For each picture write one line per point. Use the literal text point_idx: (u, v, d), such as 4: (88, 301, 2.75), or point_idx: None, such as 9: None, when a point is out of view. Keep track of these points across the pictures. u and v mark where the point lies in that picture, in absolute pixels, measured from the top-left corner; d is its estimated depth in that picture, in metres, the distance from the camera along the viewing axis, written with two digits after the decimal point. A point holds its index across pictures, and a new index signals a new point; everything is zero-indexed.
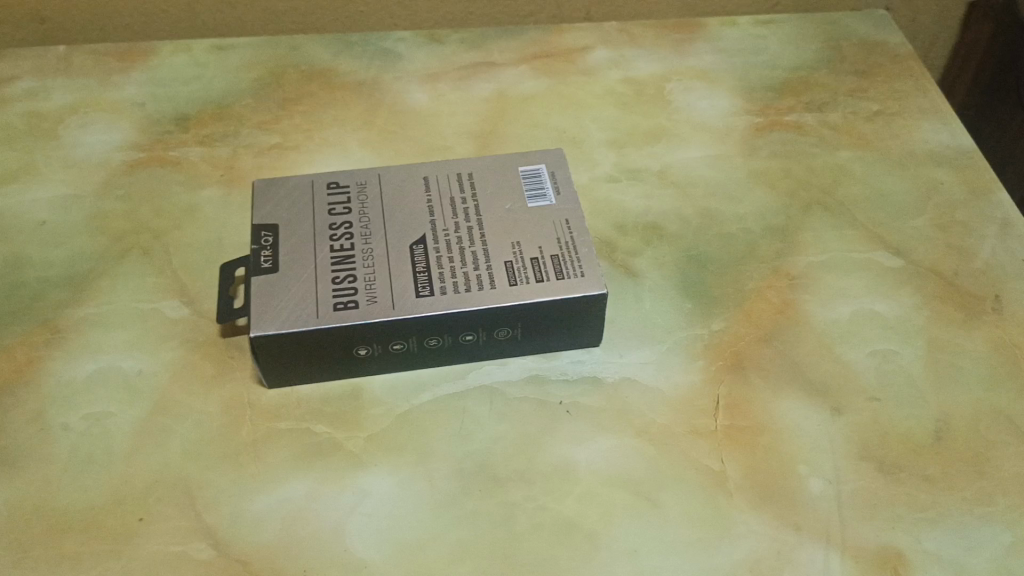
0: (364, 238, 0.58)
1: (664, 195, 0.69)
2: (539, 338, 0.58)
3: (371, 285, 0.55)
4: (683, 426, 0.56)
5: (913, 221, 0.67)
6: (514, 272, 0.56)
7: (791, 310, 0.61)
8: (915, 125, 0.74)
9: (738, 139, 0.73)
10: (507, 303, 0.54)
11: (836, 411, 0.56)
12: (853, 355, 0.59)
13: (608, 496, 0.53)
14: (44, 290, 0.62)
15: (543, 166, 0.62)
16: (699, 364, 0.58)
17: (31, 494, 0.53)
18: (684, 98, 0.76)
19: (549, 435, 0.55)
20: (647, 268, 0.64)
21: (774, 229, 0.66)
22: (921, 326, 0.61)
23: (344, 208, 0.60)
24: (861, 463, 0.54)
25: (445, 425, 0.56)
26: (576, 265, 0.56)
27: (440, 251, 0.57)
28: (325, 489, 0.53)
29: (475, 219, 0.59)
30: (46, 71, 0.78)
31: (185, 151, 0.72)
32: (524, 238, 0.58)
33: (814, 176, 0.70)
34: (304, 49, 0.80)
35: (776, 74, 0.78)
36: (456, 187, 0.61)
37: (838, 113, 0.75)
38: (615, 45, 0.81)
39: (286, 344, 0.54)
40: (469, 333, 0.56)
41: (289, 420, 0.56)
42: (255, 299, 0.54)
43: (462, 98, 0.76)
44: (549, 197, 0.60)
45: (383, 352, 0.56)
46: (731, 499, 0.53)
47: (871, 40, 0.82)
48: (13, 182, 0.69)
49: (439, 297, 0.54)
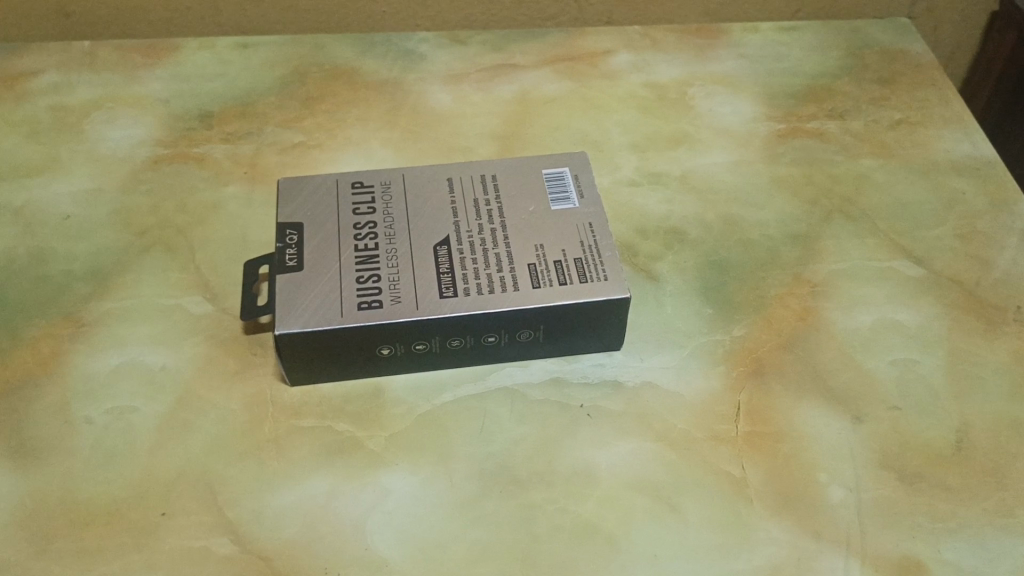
0: (388, 238, 0.58)
1: (686, 199, 0.69)
2: (560, 341, 0.58)
3: (395, 285, 0.55)
4: (704, 431, 0.56)
5: (935, 230, 0.67)
6: (538, 274, 0.56)
7: (812, 317, 0.61)
8: (937, 134, 0.74)
9: (760, 145, 0.73)
10: (531, 306, 0.54)
11: (856, 419, 0.56)
12: (874, 364, 0.59)
13: (628, 499, 0.53)
14: (68, 284, 0.62)
15: (566, 169, 0.63)
16: (720, 370, 0.59)
17: (54, 486, 0.53)
18: (706, 103, 0.76)
19: (569, 437, 0.56)
20: (668, 273, 0.64)
21: (795, 236, 0.66)
22: (942, 336, 0.61)
23: (368, 208, 0.60)
24: (882, 472, 0.54)
25: (466, 426, 0.56)
26: (600, 269, 0.56)
27: (464, 253, 0.57)
28: (346, 487, 0.53)
29: (499, 221, 0.59)
30: (71, 65, 0.78)
31: (209, 147, 0.72)
32: (547, 241, 0.58)
33: (836, 183, 0.70)
34: (327, 48, 0.80)
35: (799, 80, 0.78)
36: (480, 189, 0.61)
37: (860, 121, 0.75)
38: (637, 49, 0.81)
39: (310, 343, 0.54)
40: (492, 335, 0.56)
41: (311, 417, 0.56)
42: (280, 297, 0.54)
43: (484, 99, 0.77)
44: (573, 199, 0.61)
45: (405, 352, 0.56)
46: (751, 506, 0.53)
47: (893, 48, 0.82)
48: (38, 176, 0.70)
49: (462, 299, 0.55)
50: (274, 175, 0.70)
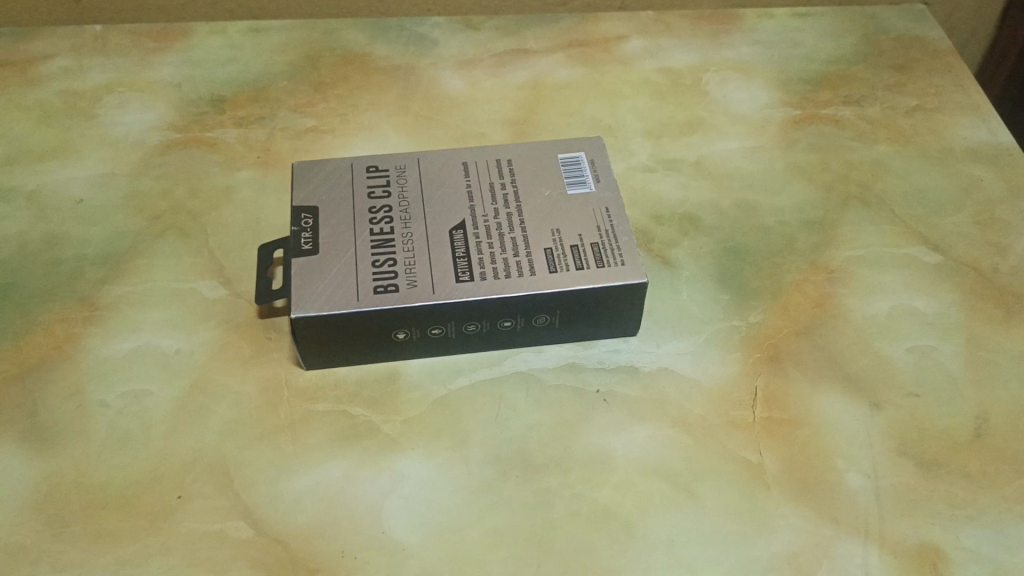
0: (404, 223, 0.58)
1: (701, 185, 0.68)
2: (576, 327, 0.57)
3: (411, 269, 0.55)
4: (721, 417, 0.56)
5: (952, 217, 0.67)
6: (554, 259, 0.56)
7: (829, 304, 0.61)
8: (954, 121, 0.74)
9: (776, 131, 0.72)
10: (548, 291, 0.54)
11: (874, 406, 0.56)
12: (892, 351, 0.59)
13: (644, 485, 0.53)
14: (82, 268, 0.62)
15: (582, 154, 0.62)
16: (737, 356, 0.58)
17: (70, 469, 0.53)
18: (721, 89, 0.76)
19: (585, 423, 0.55)
20: (684, 259, 0.64)
21: (812, 222, 0.66)
22: (960, 323, 0.60)
23: (383, 191, 0.60)
24: (900, 458, 0.54)
25: (482, 411, 0.56)
26: (616, 254, 0.56)
27: (479, 237, 0.57)
28: (362, 471, 0.53)
29: (515, 206, 0.59)
30: (82, 50, 0.78)
31: (221, 132, 0.72)
32: (564, 226, 0.58)
33: (851, 170, 0.70)
34: (339, 33, 0.80)
35: (814, 67, 0.78)
36: (496, 173, 0.61)
37: (876, 107, 0.75)
38: (651, 35, 0.81)
39: (326, 327, 0.54)
40: (508, 320, 0.56)
41: (327, 402, 0.56)
42: (296, 281, 0.54)
43: (497, 85, 0.76)
44: (589, 184, 0.60)
45: (421, 336, 0.56)
46: (769, 492, 0.53)
47: (908, 35, 0.81)
48: (50, 160, 0.69)
49: (478, 283, 0.54)
50: (287, 160, 0.70)
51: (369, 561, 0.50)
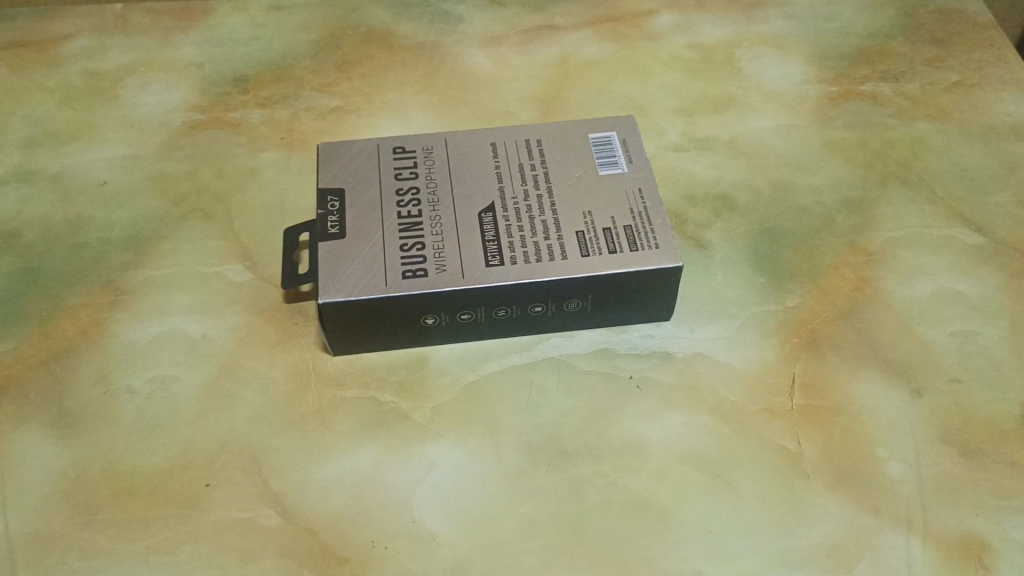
0: (432, 205, 0.56)
1: (734, 165, 0.67)
2: (609, 311, 0.56)
3: (440, 253, 0.54)
4: (758, 404, 0.54)
5: (995, 197, 0.64)
6: (586, 242, 0.54)
7: (868, 287, 0.59)
8: (996, 97, 0.71)
9: (812, 109, 0.70)
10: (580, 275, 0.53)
11: (915, 393, 0.55)
12: (934, 336, 0.57)
13: (679, 473, 0.52)
14: (107, 251, 0.62)
15: (614, 133, 0.61)
16: (773, 341, 0.57)
17: (97, 456, 0.53)
18: (754, 66, 0.74)
19: (618, 409, 0.54)
20: (718, 241, 0.62)
21: (850, 203, 0.64)
22: (1004, 307, 0.59)
23: (411, 173, 0.58)
24: (943, 446, 0.53)
25: (512, 398, 0.55)
26: (650, 236, 0.54)
27: (509, 219, 0.55)
28: (392, 459, 0.52)
29: (545, 187, 0.57)
30: (103, 30, 0.77)
31: (245, 113, 0.70)
32: (596, 208, 0.56)
33: (890, 148, 0.68)
34: (363, 10, 0.78)
35: (850, 41, 0.76)
36: (525, 154, 0.60)
37: (915, 83, 0.72)
38: (681, 9, 0.78)
39: (353, 312, 0.53)
40: (539, 304, 0.55)
41: (355, 388, 0.55)
42: (323, 265, 0.53)
43: (524, 62, 0.74)
44: (621, 164, 0.59)
45: (450, 321, 0.55)
46: (809, 481, 0.51)
47: (949, 7, 0.79)
48: (73, 142, 0.68)
49: (509, 267, 0.53)
50: (312, 141, 0.68)
51: (401, 550, 0.49)
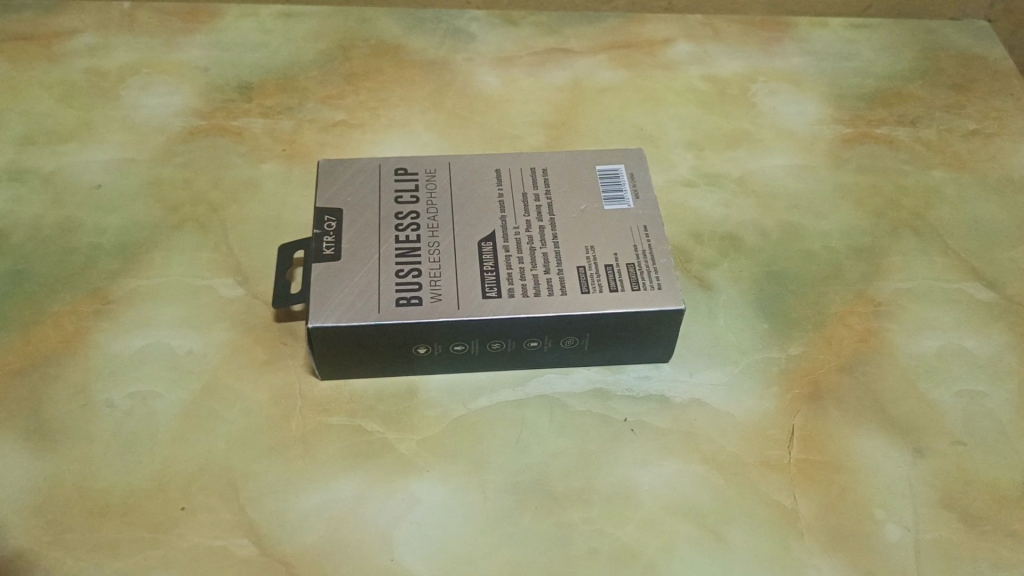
0: (431, 231, 0.55)
1: (744, 203, 0.65)
2: (607, 351, 0.55)
3: (436, 282, 0.52)
4: (755, 456, 0.53)
5: (1009, 251, 0.63)
6: (587, 279, 0.53)
7: (874, 339, 0.58)
8: (1014, 147, 0.70)
9: (825, 149, 0.69)
10: (579, 313, 0.51)
11: (917, 453, 0.53)
12: (939, 394, 0.56)
13: (670, 525, 0.50)
14: (96, 257, 0.60)
15: (622, 166, 0.59)
16: (774, 391, 0.55)
17: (71, 472, 0.51)
18: (769, 101, 0.72)
19: (611, 454, 0.53)
20: (723, 282, 0.60)
21: (859, 249, 0.63)
22: (1013, 368, 0.57)
23: (412, 196, 0.57)
24: (942, 511, 0.51)
25: (502, 435, 0.53)
26: (653, 277, 0.53)
27: (510, 250, 0.54)
28: (374, 492, 0.51)
29: (548, 219, 0.56)
30: (109, 27, 0.75)
31: (247, 121, 0.69)
32: (599, 243, 0.54)
33: (904, 195, 0.66)
34: (374, 22, 0.77)
35: (868, 82, 0.74)
36: (530, 182, 0.58)
37: (932, 129, 0.71)
38: (697, 39, 0.77)
39: (343, 338, 0.51)
40: (535, 340, 0.53)
41: (341, 415, 0.53)
42: (315, 287, 0.51)
43: (535, 84, 0.73)
44: (628, 200, 0.57)
45: (442, 352, 0.53)
46: (802, 539, 0.50)
47: (968, 53, 0.78)
48: (70, 141, 0.67)
49: (505, 300, 0.51)
50: (313, 154, 0.67)
51: None
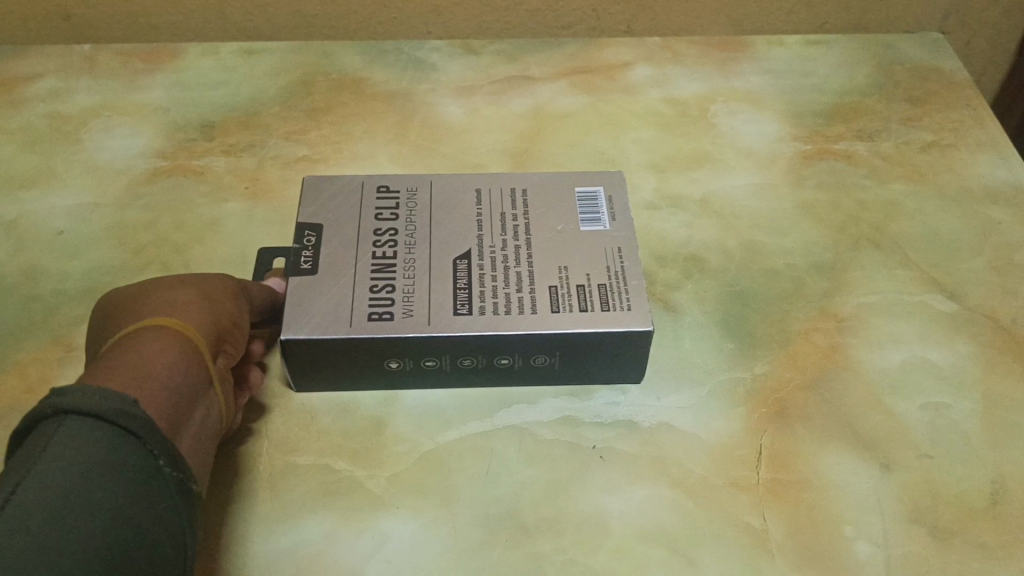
0: (408, 248, 0.56)
1: (707, 223, 0.66)
2: (581, 370, 0.55)
3: (409, 298, 0.53)
4: (723, 478, 0.53)
5: (970, 261, 0.64)
6: (558, 298, 0.53)
7: (838, 355, 0.58)
8: (970, 158, 0.71)
9: (786, 167, 0.70)
10: (548, 331, 0.51)
11: (884, 468, 0.53)
12: (904, 407, 0.56)
13: (641, 551, 0.50)
14: (60, 304, 0.60)
15: (601, 189, 0.60)
16: (741, 412, 0.56)
17: None
18: (729, 121, 0.73)
19: (580, 481, 0.52)
20: (687, 304, 0.61)
21: (821, 266, 0.63)
22: (977, 379, 0.57)
23: (391, 214, 0.58)
24: (912, 526, 0.51)
25: (472, 466, 0.53)
26: (623, 298, 0.53)
27: (484, 269, 0.54)
28: (343, 531, 0.50)
29: (524, 239, 0.56)
30: (70, 71, 0.75)
31: (210, 160, 0.69)
32: (571, 263, 0.55)
33: (863, 210, 0.67)
34: (335, 56, 0.78)
35: (826, 98, 0.75)
36: (508, 202, 0.59)
37: (890, 142, 0.72)
38: (657, 62, 0.78)
39: (316, 351, 0.52)
40: (505, 358, 0.54)
41: (308, 455, 0.53)
42: (290, 299, 0.52)
43: (496, 113, 0.73)
44: (604, 222, 0.58)
45: (415, 367, 0.54)
46: (773, 560, 0.49)
47: (924, 66, 0.79)
48: (31, 188, 0.67)
49: (476, 318, 0.52)
50: (277, 191, 0.67)
51: None
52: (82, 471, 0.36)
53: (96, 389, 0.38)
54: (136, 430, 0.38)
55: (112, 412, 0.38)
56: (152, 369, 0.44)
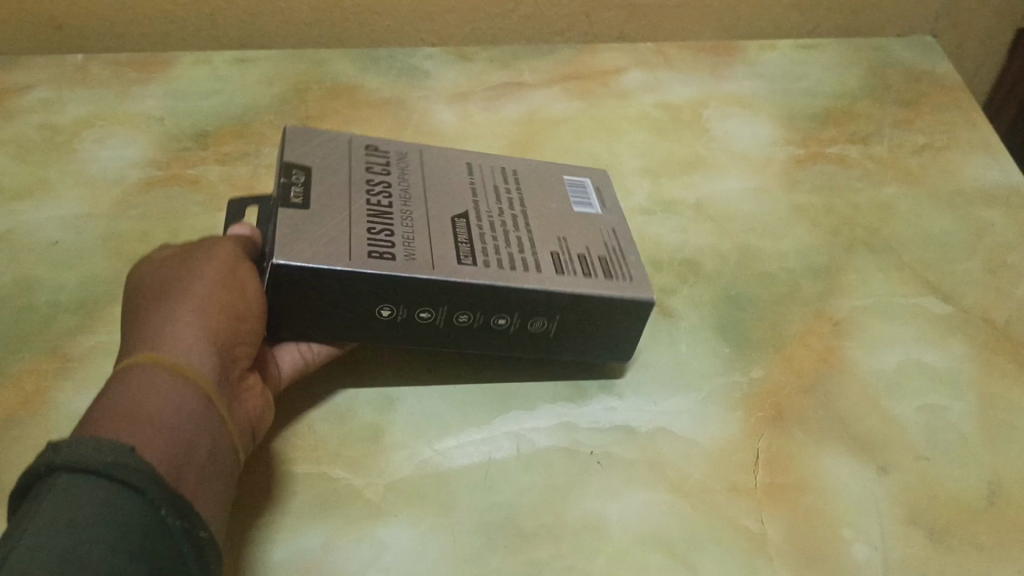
0: (402, 199, 0.53)
1: (702, 227, 0.66)
2: (571, 339, 0.53)
3: (409, 242, 0.50)
4: (721, 482, 0.53)
5: (965, 263, 0.64)
6: (561, 263, 0.52)
7: (835, 358, 0.58)
8: (962, 160, 0.71)
9: (780, 170, 0.70)
10: (557, 289, 0.50)
11: (881, 470, 0.53)
12: (901, 409, 0.56)
13: (641, 556, 0.49)
14: (54, 315, 0.60)
15: (589, 180, 0.61)
16: (738, 415, 0.56)
17: None
18: (722, 126, 0.73)
19: (579, 487, 0.52)
20: (683, 309, 0.61)
21: (816, 269, 0.63)
22: (973, 380, 0.58)
23: (382, 169, 0.55)
24: (910, 527, 0.51)
25: (470, 473, 0.53)
26: (625, 271, 0.53)
27: (484, 228, 0.52)
28: (340, 540, 0.49)
29: (519, 209, 0.56)
30: (62, 81, 0.75)
31: (204, 169, 0.69)
32: (570, 236, 0.54)
33: (857, 213, 0.67)
34: (329, 65, 0.78)
35: (818, 102, 0.76)
36: (501, 178, 0.58)
37: (883, 145, 0.72)
38: (649, 67, 0.78)
39: (305, 294, 0.48)
40: (504, 317, 0.51)
41: (306, 463, 0.53)
42: (283, 228, 0.48)
43: (490, 119, 0.73)
44: (595, 207, 0.58)
45: (405, 319, 0.50)
46: (772, 562, 0.49)
47: (915, 69, 0.79)
48: (24, 198, 0.67)
49: (482, 269, 0.49)
50: None
51: None
52: (71, 533, 0.31)
53: (91, 440, 0.34)
54: (132, 481, 0.34)
55: (105, 465, 0.33)
56: (149, 414, 0.38)
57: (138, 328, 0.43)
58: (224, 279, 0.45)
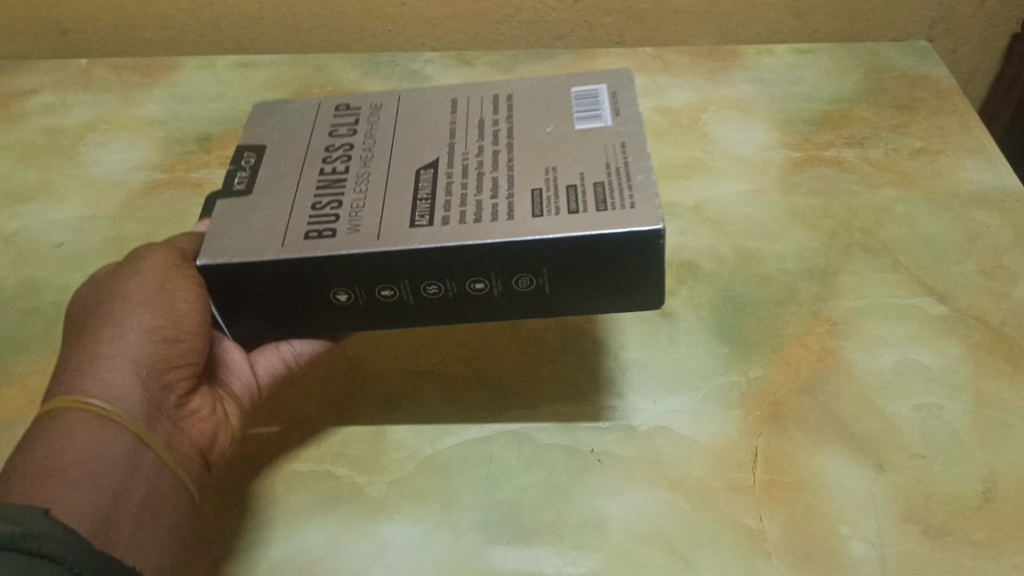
0: (363, 162, 0.48)
1: (699, 231, 0.67)
2: (569, 291, 0.45)
3: (356, 213, 0.45)
4: (719, 480, 0.53)
5: (960, 265, 0.64)
6: (542, 202, 0.44)
7: (831, 358, 0.59)
8: (958, 163, 0.72)
9: (777, 174, 0.71)
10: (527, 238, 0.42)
11: (877, 469, 0.54)
12: (897, 408, 0.56)
13: (639, 554, 0.50)
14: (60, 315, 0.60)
15: (603, 87, 0.51)
16: (736, 415, 0.56)
17: None
18: (720, 130, 0.74)
19: (578, 485, 0.53)
20: (682, 310, 0.62)
21: (813, 271, 0.64)
22: (968, 379, 0.58)
23: (349, 131, 0.51)
24: (905, 525, 0.51)
25: (472, 471, 0.54)
26: (626, 194, 0.43)
27: (452, 175, 0.46)
28: (343, 537, 0.51)
29: (505, 143, 0.48)
30: (68, 86, 0.76)
31: (206, 171, 0.69)
32: (562, 163, 0.46)
33: (853, 216, 0.68)
34: (331, 69, 0.79)
35: (815, 106, 0.76)
36: (489, 109, 0.51)
37: (879, 148, 0.73)
38: (648, 73, 0.79)
39: (239, 280, 0.44)
40: (480, 281, 0.44)
41: (311, 462, 0.55)
42: (215, 224, 0.45)
43: None
44: (605, 118, 0.49)
45: (370, 299, 0.46)
46: (768, 560, 0.50)
47: (912, 73, 0.80)
48: (30, 202, 0.68)
49: (437, 229, 0.43)
50: None
51: None
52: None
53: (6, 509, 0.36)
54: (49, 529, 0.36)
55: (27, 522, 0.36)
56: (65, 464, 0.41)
57: (71, 365, 0.45)
58: (157, 301, 0.46)
